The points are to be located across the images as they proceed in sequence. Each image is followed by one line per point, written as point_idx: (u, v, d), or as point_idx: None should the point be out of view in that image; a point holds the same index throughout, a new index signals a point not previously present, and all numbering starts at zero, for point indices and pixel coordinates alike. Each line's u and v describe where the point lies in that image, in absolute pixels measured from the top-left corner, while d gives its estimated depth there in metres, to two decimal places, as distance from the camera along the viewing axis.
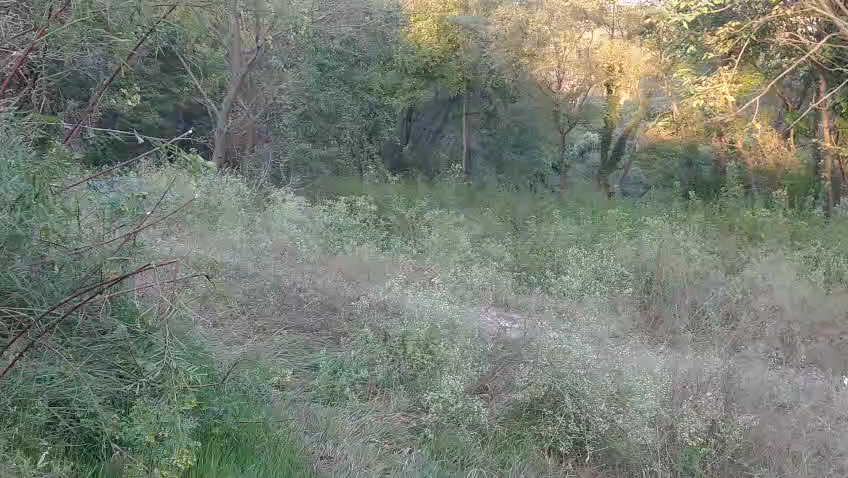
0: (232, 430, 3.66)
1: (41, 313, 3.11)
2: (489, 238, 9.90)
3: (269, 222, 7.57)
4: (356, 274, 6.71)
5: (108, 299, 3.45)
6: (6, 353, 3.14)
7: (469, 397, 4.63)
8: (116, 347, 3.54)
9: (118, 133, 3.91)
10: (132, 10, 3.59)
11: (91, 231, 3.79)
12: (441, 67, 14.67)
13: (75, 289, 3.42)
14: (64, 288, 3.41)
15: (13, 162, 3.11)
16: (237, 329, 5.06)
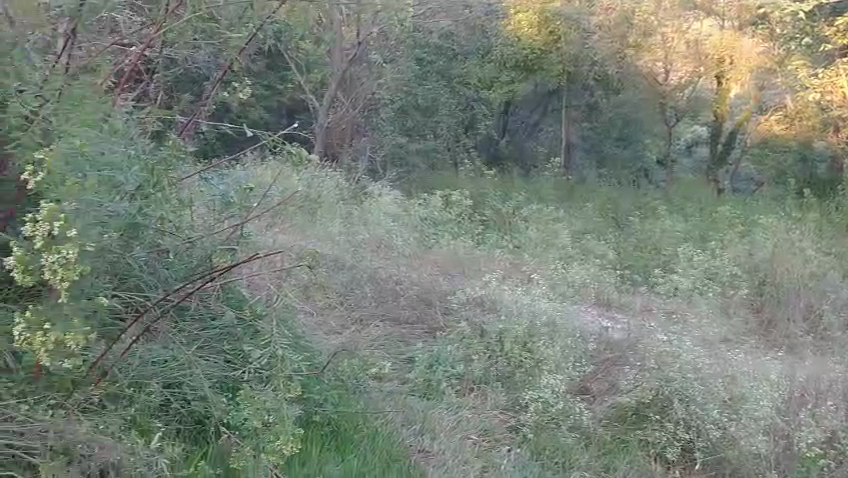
0: (332, 419, 3.72)
1: (158, 297, 3.19)
2: (590, 234, 9.63)
3: (366, 215, 7.65)
4: (452, 268, 6.66)
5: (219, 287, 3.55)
6: (124, 337, 3.23)
7: (570, 398, 4.52)
8: (224, 333, 3.69)
9: (228, 128, 4.05)
10: (244, 7, 3.67)
11: (202, 222, 3.94)
12: (541, 59, 14.25)
13: (187, 276, 3.58)
14: (177, 276, 3.54)
15: (134, 155, 3.22)
16: (335, 320, 5.10)
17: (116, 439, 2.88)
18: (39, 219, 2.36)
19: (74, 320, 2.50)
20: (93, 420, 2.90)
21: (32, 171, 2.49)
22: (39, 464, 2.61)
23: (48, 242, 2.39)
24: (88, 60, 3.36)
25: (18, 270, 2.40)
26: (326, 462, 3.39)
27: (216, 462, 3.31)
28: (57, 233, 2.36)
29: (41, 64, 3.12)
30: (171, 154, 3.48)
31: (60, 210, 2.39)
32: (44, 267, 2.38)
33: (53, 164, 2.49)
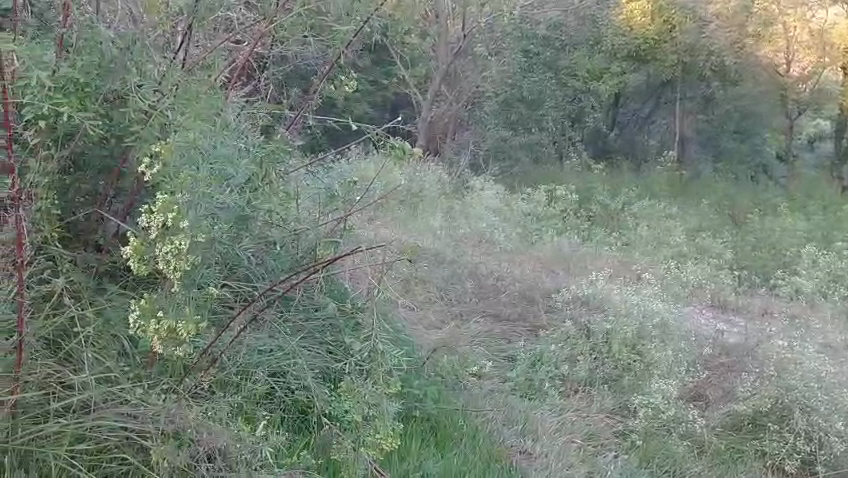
0: (432, 414, 3.68)
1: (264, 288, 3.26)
2: (704, 232, 9.14)
3: (468, 209, 7.58)
4: (556, 265, 6.47)
5: (321, 279, 3.58)
6: (233, 325, 3.27)
7: (682, 405, 4.29)
8: (327, 325, 3.75)
9: (334, 122, 4.10)
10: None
11: (307, 215, 3.98)
12: (654, 49, 13.54)
13: (293, 267, 3.62)
14: (283, 267, 3.62)
15: (245, 150, 3.28)
16: (435, 314, 5.05)
17: (224, 426, 2.92)
18: (154, 210, 2.42)
19: (187, 308, 2.57)
20: (202, 407, 2.96)
21: (149, 165, 2.57)
22: (151, 447, 2.69)
23: (163, 233, 2.45)
24: (202, 56, 3.49)
25: (133, 259, 2.48)
26: (426, 457, 3.36)
27: (320, 455, 3.31)
28: (170, 224, 2.41)
29: (159, 60, 3.27)
30: (281, 146, 3.52)
31: (174, 201, 2.44)
32: (157, 255, 2.45)
33: (168, 155, 2.56)
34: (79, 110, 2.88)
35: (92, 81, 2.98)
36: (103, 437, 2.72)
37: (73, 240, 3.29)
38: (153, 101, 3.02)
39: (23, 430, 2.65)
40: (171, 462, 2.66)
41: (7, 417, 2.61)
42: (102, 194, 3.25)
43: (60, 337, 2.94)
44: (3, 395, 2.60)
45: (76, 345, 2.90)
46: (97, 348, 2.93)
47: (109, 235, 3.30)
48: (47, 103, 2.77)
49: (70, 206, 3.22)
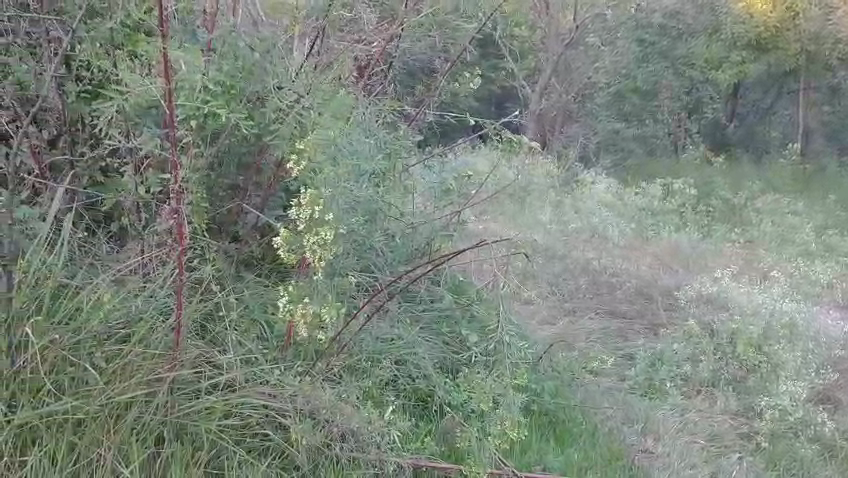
0: (550, 409, 3.73)
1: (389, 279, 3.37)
2: (832, 229, 8.63)
3: (579, 204, 7.51)
4: (673, 261, 6.31)
5: (437, 272, 3.73)
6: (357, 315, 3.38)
7: (811, 409, 4.15)
8: (442, 317, 3.87)
9: (452, 117, 4.13)
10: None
11: (426, 210, 4.10)
12: (775, 38, 12.53)
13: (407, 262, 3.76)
14: (399, 261, 3.71)
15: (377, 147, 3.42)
16: (548, 310, 5.04)
17: (357, 407, 3.04)
18: (302, 205, 2.59)
19: (330, 294, 2.77)
20: (335, 388, 3.13)
21: (295, 161, 2.75)
22: (290, 425, 2.86)
23: (311, 224, 2.61)
24: (333, 58, 3.68)
25: (283, 249, 2.64)
26: (547, 451, 3.43)
27: (442, 444, 3.34)
28: (318, 216, 2.58)
29: (295, 62, 3.46)
30: (407, 141, 3.65)
31: (319, 196, 2.61)
32: (305, 246, 2.60)
33: (312, 151, 2.72)
34: (227, 109, 3.11)
35: (238, 83, 3.21)
36: (247, 414, 2.86)
37: (217, 229, 3.53)
38: (291, 101, 3.24)
39: (178, 406, 2.76)
40: (310, 441, 2.84)
41: (166, 393, 2.73)
42: (242, 188, 3.50)
43: (206, 319, 3.15)
44: (162, 372, 2.72)
45: (221, 328, 3.12)
46: (238, 331, 3.16)
47: (248, 227, 3.55)
48: (201, 104, 3.00)
49: (214, 199, 3.46)
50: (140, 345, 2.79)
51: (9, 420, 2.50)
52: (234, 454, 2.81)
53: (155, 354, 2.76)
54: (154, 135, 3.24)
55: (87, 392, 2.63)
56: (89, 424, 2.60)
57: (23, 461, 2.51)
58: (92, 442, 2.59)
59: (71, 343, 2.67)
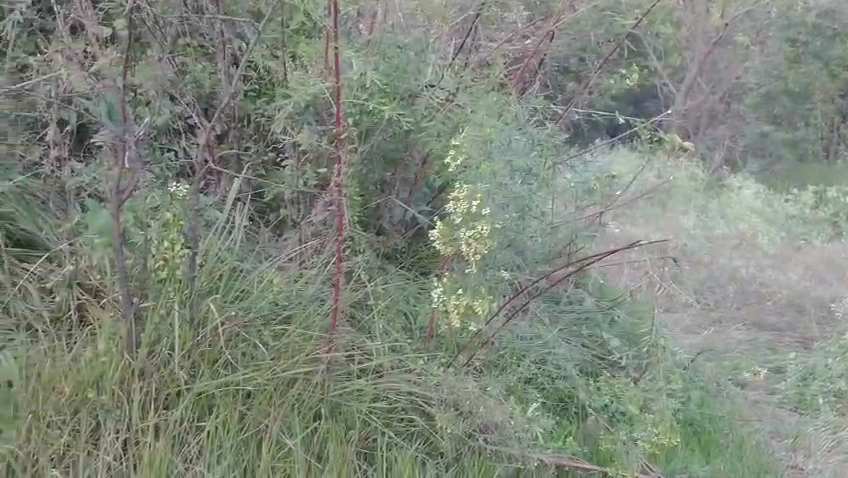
0: (696, 420, 3.62)
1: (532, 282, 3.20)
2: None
3: (724, 211, 7.19)
4: (828, 272, 5.89)
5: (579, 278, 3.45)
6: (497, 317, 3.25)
7: None
8: (583, 318, 3.83)
9: (601, 115, 4.14)
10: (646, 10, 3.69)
11: (571, 209, 4.07)
12: None
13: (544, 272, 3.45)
14: (539, 261, 3.47)
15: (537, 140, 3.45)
16: (692, 319, 4.85)
17: (500, 400, 3.06)
18: (459, 200, 2.76)
19: (484, 286, 2.88)
20: (478, 380, 3.15)
21: (455, 156, 2.87)
22: (436, 413, 2.92)
23: (468, 217, 2.76)
24: (483, 56, 3.72)
25: (441, 240, 2.81)
26: (693, 461, 3.37)
27: (587, 445, 3.33)
28: (475, 210, 2.73)
29: (449, 62, 3.56)
30: (555, 140, 3.64)
31: (476, 191, 2.76)
32: (462, 241, 2.75)
33: (468, 148, 2.84)
34: (385, 106, 3.23)
35: (394, 81, 3.33)
36: (395, 398, 2.97)
37: (366, 223, 3.63)
38: (444, 99, 3.34)
39: (333, 386, 2.91)
40: (454, 430, 2.89)
41: (323, 373, 2.89)
42: (390, 182, 3.61)
43: (357, 307, 3.26)
44: (320, 352, 2.90)
45: (371, 316, 3.24)
46: (385, 320, 3.27)
47: (394, 221, 3.63)
48: (363, 101, 3.15)
49: (365, 193, 3.57)
50: (301, 327, 2.97)
51: (190, 387, 2.70)
52: (383, 436, 2.93)
53: (314, 336, 2.94)
54: (317, 132, 3.37)
55: (256, 366, 2.82)
56: (256, 397, 2.78)
57: (201, 427, 2.70)
58: (259, 413, 2.77)
59: (243, 321, 2.90)
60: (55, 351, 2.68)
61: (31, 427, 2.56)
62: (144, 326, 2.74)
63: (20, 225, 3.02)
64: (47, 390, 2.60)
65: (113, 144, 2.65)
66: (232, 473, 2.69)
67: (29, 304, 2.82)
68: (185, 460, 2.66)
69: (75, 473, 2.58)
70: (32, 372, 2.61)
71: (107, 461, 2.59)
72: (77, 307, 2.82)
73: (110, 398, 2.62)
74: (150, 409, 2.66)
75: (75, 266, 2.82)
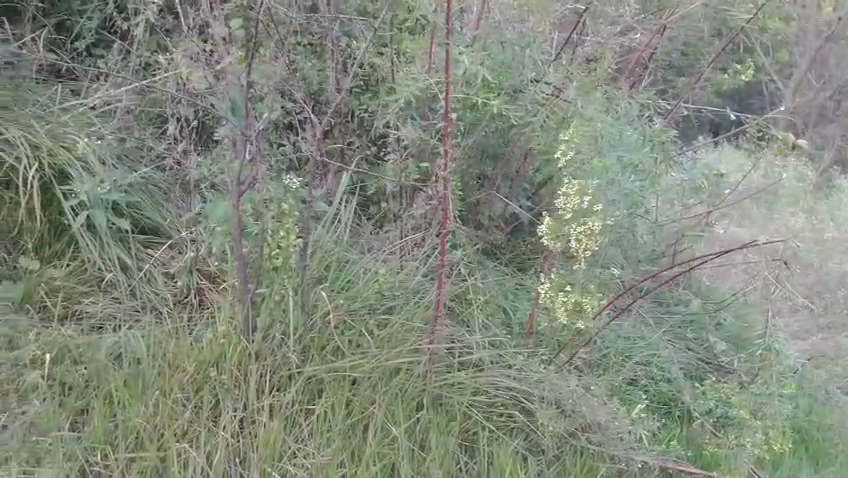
0: (803, 426, 3.49)
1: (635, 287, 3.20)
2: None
3: (835, 215, 6.81)
4: None
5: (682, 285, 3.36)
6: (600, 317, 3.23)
7: None
8: (689, 320, 3.76)
9: (711, 111, 4.02)
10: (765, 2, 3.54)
11: (676, 208, 3.96)
12: None
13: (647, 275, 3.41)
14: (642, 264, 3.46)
15: (646, 136, 3.37)
16: (801, 324, 4.62)
17: (603, 401, 3.01)
18: (570, 194, 2.70)
19: (592, 283, 2.86)
20: (581, 379, 3.11)
21: (566, 150, 2.85)
22: (537, 410, 2.91)
23: (578, 213, 2.72)
24: (589, 52, 3.66)
25: (549, 236, 2.77)
26: (801, 467, 3.27)
27: (691, 448, 3.21)
28: (586, 206, 2.68)
29: (555, 59, 3.54)
30: (663, 137, 3.55)
31: (587, 187, 2.72)
32: (572, 235, 2.71)
33: (578, 142, 2.81)
34: (492, 101, 3.24)
35: (500, 78, 3.32)
36: (496, 392, 2.96)
37: (465, 218, 3.61)
38: (550, 95, 3.31)
39: (435, 377, 2.94)
40: (555, 428, 2.87)
41: (426, 364, 2.92)
42: (490, 177, 3.57)
43: (457, 301, 3.27)
44: (423, 343, 2.94)
45: (471, 310, 3.25)
46: (485, 315, 3.27)
47: (494, 216, 3.62)
48: (469, 96, 3.17)
49: (466, 189, 3.55)
50: (404, 319, 3.04)
51: (301, 371, 2.80)
52: (483, 429, 2.92)
53: (417, 328, 3.00)
54: (419, 127, 3.39)
55: (362, 354, 2.90)
56: (362, 384, 2.84)
57: (310, 410, 2.77)
58: (366, 399, 2.81)
59: (350, 310, 3.01)
60: (178, 332, 2.87)
61: (156, 403, 2.64)
62: (259, 312, 2.85)
63: (146, 215, 3.27)
64: (171, 368, 2.72)
65: (233, 137, 2.76)
66: (341, 455, 2.71)
67: (155, 288, 3.07)
68: (296, 440, 2.72)
69: (197, 447, 2.60)
70: (157, 350, 2.76)
71: (226, 437, 2.63)
72: (197, 291, 3.07)
73: (229, 378, 2.72)
74: (265, 390, 2.74)
75: (194, 255, 3.09)
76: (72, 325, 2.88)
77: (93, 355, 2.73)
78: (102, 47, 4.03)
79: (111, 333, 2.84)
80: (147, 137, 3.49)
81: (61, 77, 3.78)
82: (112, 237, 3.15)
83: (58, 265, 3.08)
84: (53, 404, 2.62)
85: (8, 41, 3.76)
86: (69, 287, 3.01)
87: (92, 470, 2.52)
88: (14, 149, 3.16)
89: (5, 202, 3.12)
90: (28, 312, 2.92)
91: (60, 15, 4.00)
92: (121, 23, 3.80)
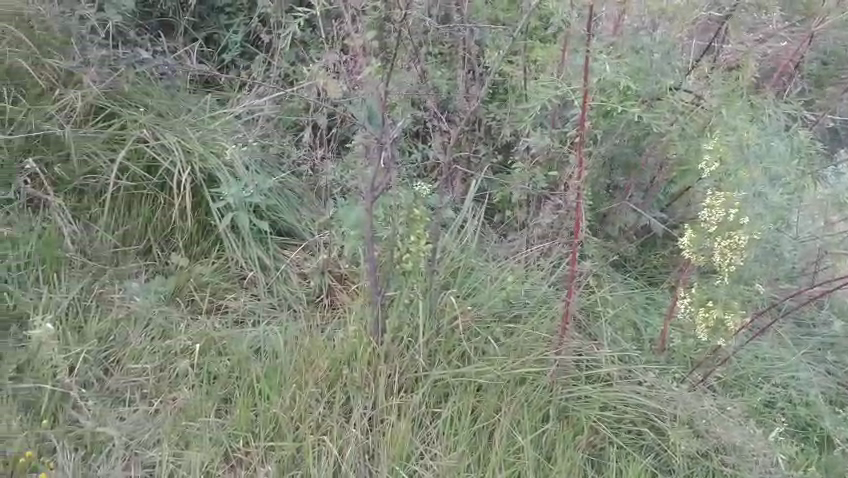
0: None
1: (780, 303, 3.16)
2: None
3: None
4: None
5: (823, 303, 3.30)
6: (738, 334, 3.10)
7: None
8: (833, 341, 3.51)
9: None
10: None
11: (820, 223, 3.73)
12: None
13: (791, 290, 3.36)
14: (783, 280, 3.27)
15: (790, 147, 3.21)
16: None
17: (738, 422, 2.85)
18: (715, 206, 2.61)
19: (735, 299, 2.75)
20: (715, 399, 2.96)
21: (710, 160, 2.74)
22: (668, 428, 2.80)
23: (723, 226, 2.61)
24: (730, 59, 3.53)
25: (689, 249, 2.70)
26: None
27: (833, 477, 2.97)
28: (732, 218, 2.58)
29: (693, 67, 3.43)
30: (808, 148, 3.37)
31: (733, 198, 2.61)
32: (715, 249, 2.63)
33: (723, 152, 2.71)
34: (628, 109, 3.17)
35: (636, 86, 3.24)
36: (625, 408, 2.88)
37: (594, 228, 3.55)
38: (689, 103, 3.21)
39: (562, 388, 2.90)
40: (688, 447, 2.74)
41: (553, 374, 2.90)
42: (621, 188, 3.51)
43: (584, 312, 3.22)
44: (551, 353, 2.92)
45: (599, 322, 3.19)
46: (613, 327, 3.20)
47: (623, 227, 3.54)
48: (606, 104, 3.12)
49: (596, 199, 3.50)
50: (530, 327, 3.03)
51: (429, 375, 2.85)
52: (612, 445, 2.84)
53: (544, 337, 2.98)
54: (550, 135, 3.34)
55: (488, 361, 2.92)
56: (488, 392, 2.85)
57: (437, 413, 2.81)
58: (492, 406, 2.82)
59: (477, 316, 3.04)
60: (312, 330, 3.01)
61: (293, 396, 2.77)
62: (390, 313, 2.93)
63: (283, 217, 3.44)
64: (306, 365, 2.85)
65: (372, 143, 2.85)
66: (468, 459, 2.71)
67: (290, 288, 3.24)
68: (423, 442, 2.74)
69: (330, 442, 2.68)
70: (293, 347, 2.91)
71: (356, 434, 2.69)
72: (328, 291, 3.21)
73: (360, 377, 2.81)
74: (394, 390, 2.81)
75: (326, 257, 3.21)
76: (217, 319, 3.09)
77: (236, 348, 2.92)
78: (246, 59, 4.28)
79: (252, 328, 3.03)
80: (285, 144, 3.70)
81: (208, 87, 4.04)
82: (252, 238, 3.35)
83: (205, 262, 3.30)
84: (200, 392, 2.79)
85: (164, 53, 4.05)
86: (215, 284, 3.22)
87: (235, 456, 2.65)
88: (170, 153, 3.42)
89: (160, 203, 3.37)
90: (178, 305, 3.15)
91: (209, 28, 4.28)
92: (265, 36, 4.03)
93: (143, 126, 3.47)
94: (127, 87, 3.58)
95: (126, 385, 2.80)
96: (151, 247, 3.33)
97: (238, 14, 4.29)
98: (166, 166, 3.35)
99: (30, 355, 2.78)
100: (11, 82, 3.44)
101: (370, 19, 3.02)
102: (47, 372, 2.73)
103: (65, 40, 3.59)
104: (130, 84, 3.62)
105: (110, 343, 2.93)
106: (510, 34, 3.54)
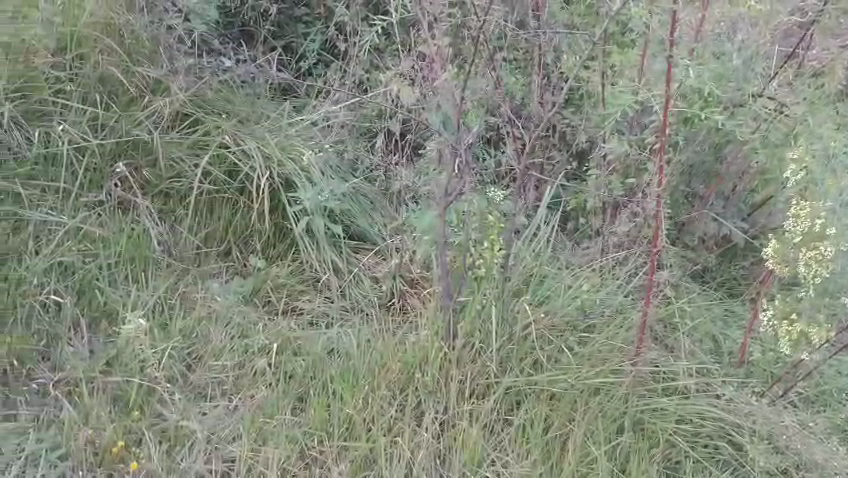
0: None
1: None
2: None
3: None
4: None
5: None
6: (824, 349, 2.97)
7: None
8: None
9: None
10: None
11: None
12: None
13: None
14: None
15: None
16: None
17: (820, 439, 2.73)
18: (800, 217, 2.52)
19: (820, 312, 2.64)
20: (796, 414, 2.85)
21: (794, 168, 2.65)
22: (746, 443, 2.72)
23: (809, 237, 2.52)
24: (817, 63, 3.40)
25: (773, 260, 2.61)
26: None
27: None
28: (819, 229, 2.48)
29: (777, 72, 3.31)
30: None
31: (819, 208, 2.51)
32: (800, 259, 2.54)
33: (809, 160, 2.61)
34: (708, 115, 3.09)
35: (717, 92, 3.16)
36: (702, 421, 2.80)
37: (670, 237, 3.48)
38: (773, 109, 3.10)
39: (637, 400, 2.85)
40: (767, 463, 2.65)
41: (627, 385, 2.85)
42: (699, 196, 3.42)
43: (661, 323, 3.16)
44: (625, 364, 2.87)
45: (675, 333, 3.11)
46: (690, 339, 3.12)
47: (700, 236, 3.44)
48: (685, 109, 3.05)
49: (673, 207, 3.42)
50: (604, 337, 2.99)
51: (500, 381, 2.85)
52: (688, 459, 2.77)
53: (619, 348, 2.93)
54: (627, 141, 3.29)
55: (561, 369, 2.89)
56: (560, 399, 2.82)
57: (509, 420, 2.80)
58: (565, 415, 2.79)
59: (549, 324, 3.02)
60: (385, 333, 3.05)
61: (366, 398, 2.81)
62: (462, 319, 2.94)
63: (357, 222, 3.50)
64: (379, 367, 2.89)
65: (447, 148, 2.86)
66: (541, 468, 2.70)
67: (363, 290, 3.30)
68: (496, 448, 2.74)
69: (402, 444, 2.71)
70: (367, 349, 2.95)
71: (429, 437, 2.71)
72: (400, 295, 3.26)
73: (432, 380, 2.83)
74: (466, 396, 2.82)
75: (399, 261, 3.26)
76: (293, 320, 3.17)
77: (311, 348, 2.98)
78: (322, 66, 4.37)
79: (328, 330, 3.08)
80: (360, 150, 3.76)
81: (286, 95, 4.15)
82: (327, 241, 3.42)
83: (281, 264, 3.39)
84: (276, 390, 2.86)
85: (246, 61, 4.18)
86: (290, 285, 3.30)
87: (310, 454, 2.70)
88: (250, 158, 3.53)
89: (240, 206, 3.48)
90: (256, 305, 3.24)
91: (287, 37, 4.39)
92: (342, 43, 4.11)
93: (225, 132, 3.60)
94: (211, 94, 3.70)
95: (208, 382, 2.91)
96: (231, 249, 3.44)
97: (315, 23, 4.40)
98: (246, 170, 3.46)
99: (119, 351, 2.91)
100: (105, 88, 3.56)
101: (447, 26, 3.04)
102: (135, 367, 2.85)
103: (154, 48, 3.74)
104: (213, 91, 3.74)
105: (193, 340, 3.04)
106: (586, 40, 3.49)
